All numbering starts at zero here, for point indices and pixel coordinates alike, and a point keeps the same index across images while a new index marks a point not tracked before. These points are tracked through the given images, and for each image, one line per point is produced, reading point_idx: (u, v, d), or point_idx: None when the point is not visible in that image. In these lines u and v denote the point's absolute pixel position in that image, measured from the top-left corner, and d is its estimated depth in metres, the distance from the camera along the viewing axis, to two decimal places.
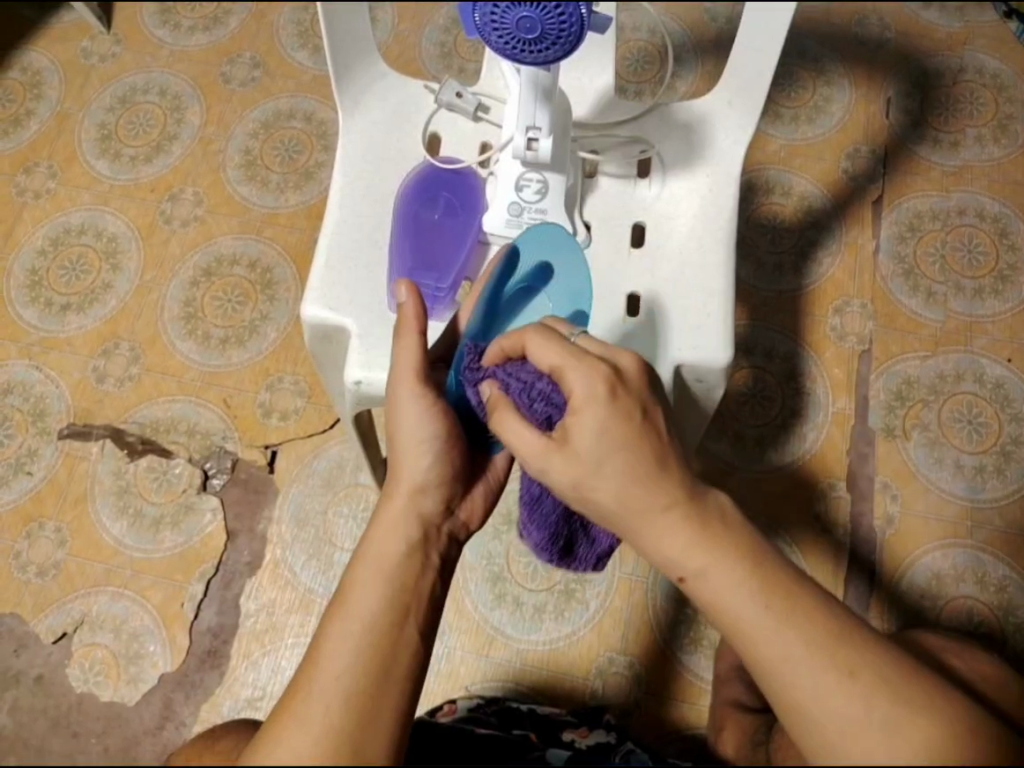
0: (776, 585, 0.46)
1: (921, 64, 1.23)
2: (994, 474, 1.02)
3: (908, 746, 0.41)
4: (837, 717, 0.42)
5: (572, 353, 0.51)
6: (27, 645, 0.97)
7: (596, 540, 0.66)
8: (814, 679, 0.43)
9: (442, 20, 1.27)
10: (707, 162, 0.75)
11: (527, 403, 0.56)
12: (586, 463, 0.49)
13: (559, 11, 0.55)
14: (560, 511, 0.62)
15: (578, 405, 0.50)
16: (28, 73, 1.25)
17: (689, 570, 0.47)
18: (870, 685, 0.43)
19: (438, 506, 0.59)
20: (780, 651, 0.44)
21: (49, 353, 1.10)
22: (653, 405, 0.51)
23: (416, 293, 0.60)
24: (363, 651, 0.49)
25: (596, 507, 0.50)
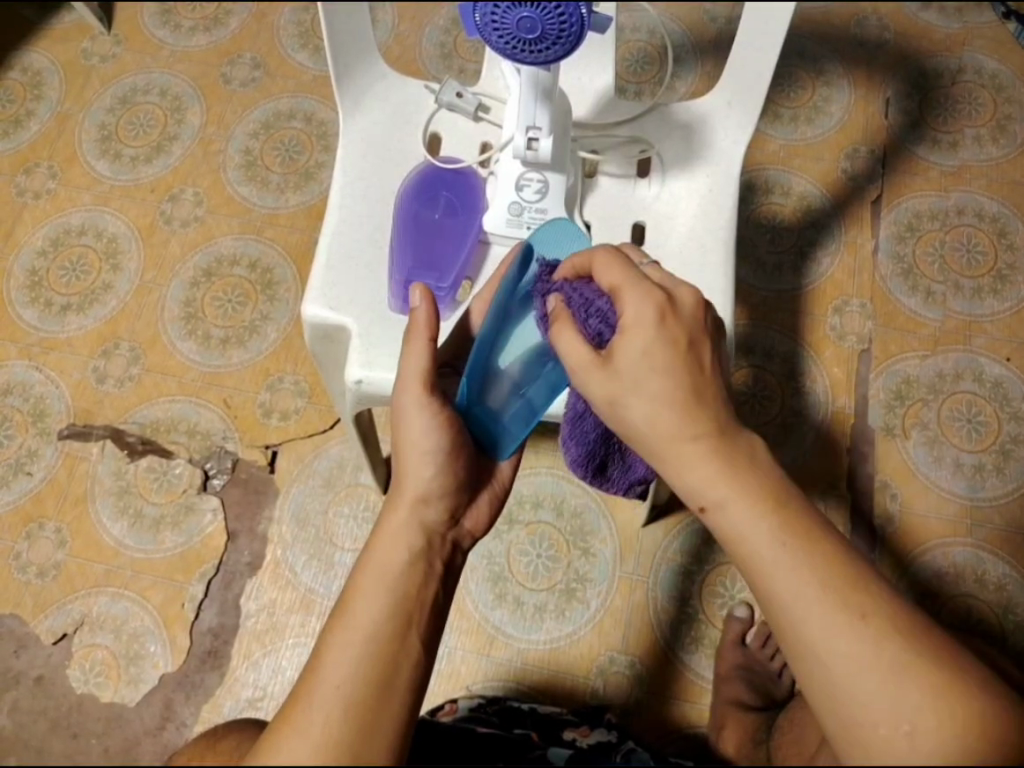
0: (793, 525, 0.47)
1: (920, 65, 1.23)
2: (993, 473, 1.02)
3: (916, 689, 0.41)
4: (843, 658, 0.42)
5: (633, 278, 0.53)
6: (27, 645, 0.97)
7: (632, 466, 0.66)
8: (822, 619, 0.43)
9: (441, 21, 1.27)
10: (707, 162, 0.75)
11: (582, 317, 0.55)
12: (627, 379, 0.51)
13: (559, 11, 0.55)
14: (601, 430, 0.63)
15: (627, 326, 0.51)
16: (28, 74, 1.25)
17: (710, 498, 0.48)
18: (880, 627, 0.43)
19: (442, 517, 0.59)
20: (791, 587, 0.45)
21: (48, 353, 1.10)
22: (701, 341, 0.52)
23: (429, 299, 0.61)
24: (364, 661, 0.48)
25: (626, 426, 0.52)
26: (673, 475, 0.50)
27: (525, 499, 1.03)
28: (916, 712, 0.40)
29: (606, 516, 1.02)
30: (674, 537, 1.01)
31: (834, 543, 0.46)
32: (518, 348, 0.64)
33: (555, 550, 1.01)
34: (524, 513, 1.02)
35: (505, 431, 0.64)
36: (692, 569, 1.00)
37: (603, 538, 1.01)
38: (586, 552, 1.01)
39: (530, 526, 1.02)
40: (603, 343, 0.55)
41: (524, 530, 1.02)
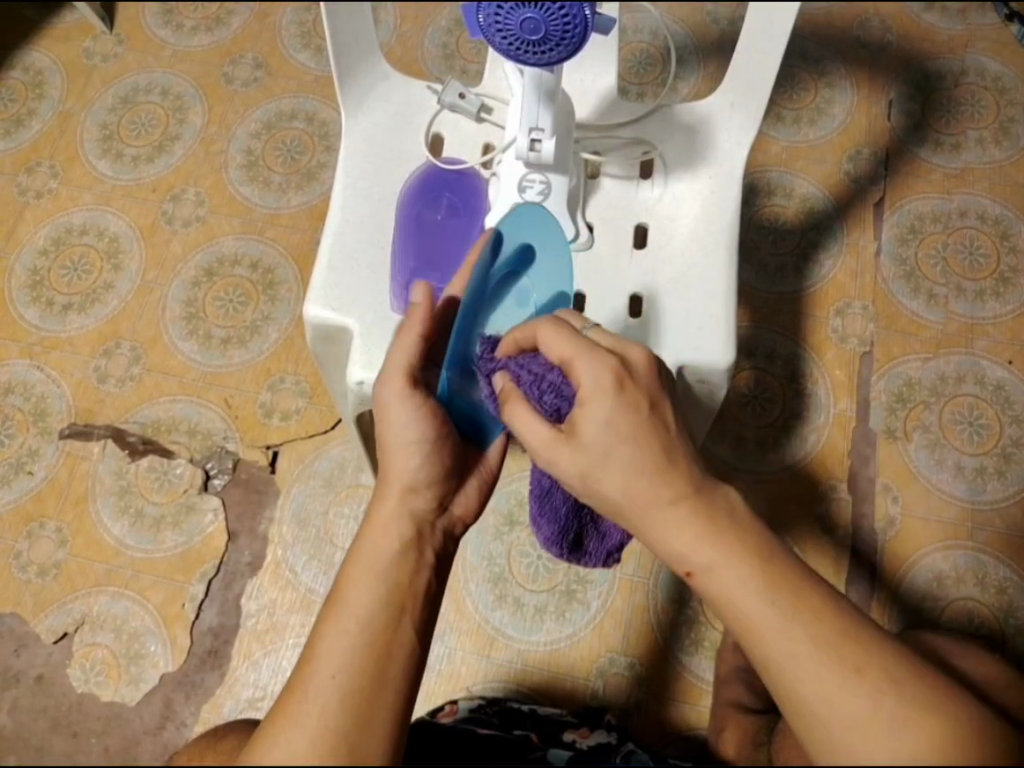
0: (782, 585, 0.47)
1: (923, 67, 1.23)
2: (995, 476, 1.02)
3: (917, 741, 0.41)
4: (844, 715, 0.42)
5: (584, 344, 0.52)
6: (27, 644, 0.97)
7: (607, 534, 0.67)
8: (820, 675, 0.44)
9: (444, 21, 1.27)
10: (710, 164, 0.75)
11: (537, 395, 0.56)
12: (592, 456, 0.50)
13: (563, 11, 0.55)
14: (570, 504, 0.64)
15: (586, 397, 0.51)
16: (30, 73, 1.25)
17: (697, 565, 0.48)
18: (877, 682, 0.43)
19: (431, 505, 0.59)
20: (785, 649, 0.45)
21: (50, 352, 1.10)
22: (661, 399, 0.51)
23: (430, 299, 0.60)
24: (359, 650, 0.49)
25: (604, 499, 0.51)
26: (656, 537, 0.50)
27: (525, 500, 1.03)
28: (918, 763, 0.41)
29: None
30: None
31: (825, 599, 0.47)
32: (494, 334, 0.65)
33: None
34: (524, 514, 1.02)
35: (489, 420, 0.65)
36: None
37: None
38: None
39: (531, 528, 1.02)
40: (561, 417, 0.57)
41: (525, 531, 1.02)
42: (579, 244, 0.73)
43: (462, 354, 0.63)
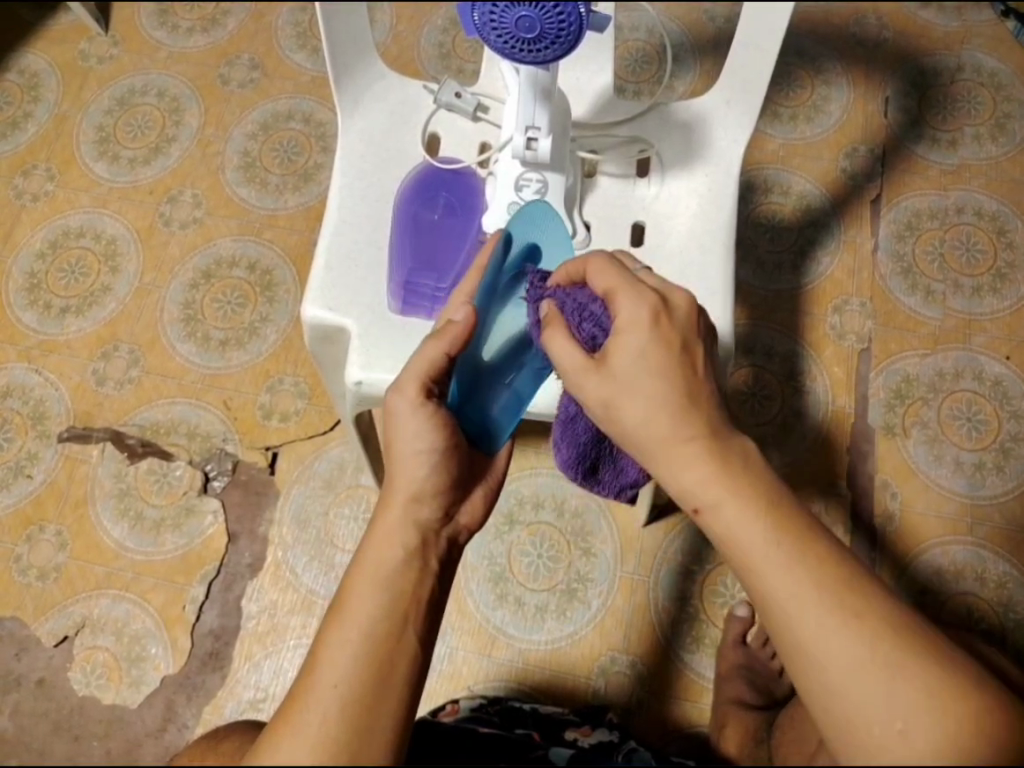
0: (787, 526, 0.47)
1: (918, 63, 1.23)
2: (994, 471, 1.02)
3: (909, 689, 0.42)
4: (838, 656, 0.43)
5: (630, 280, 0.53)
6: (28, 648, 0.97)
7: (624, 468, 0.66)
8: (816, 615, 0.44)
9: (440, 22, 1.27)
10: (706, 162, 0.75)
11: (576, 322, 0.55)
12: (621, 381, 0.51)
13: (558, 10, 0.55)
14: (592, 433, 0.62)
15: (623, 327, 0.52)
16: (26, 76, 1.25)
17: (705, 501, 0.49)
18: (875, 627, 0.43)
19: (436, 515, 0.59)
20: (786, 586, 0.45)
21: (48, 355, 1.10)
22: (695, 343, 0.52)
23: (472, 321, 0.59)
24: (361, 661, 0.49)
25: (622, 430, 0.52)
26: (669, 476, 0.51)
27: (525, 499, 1.03)
28: (909, 708, 0.41)
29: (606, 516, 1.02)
30: (674, 536, 1.01)
31: (830, 549, 0.47)
32: (497, 339, 0.65)
33: (556, 550, 1.01)
34: (524, 512, 1.02)
35: (495, 427, 0.65)
36: (692, 568, 1.00)
37: (603, 538, 1.01)
38: (586, 552, 1.01)
39: (531, 527, 1.02)
40: (596, 348, 0.55)
41: (525, 530, 1.02)
42: (577, 242, 0.74)
43: (473, 364, 0.64)
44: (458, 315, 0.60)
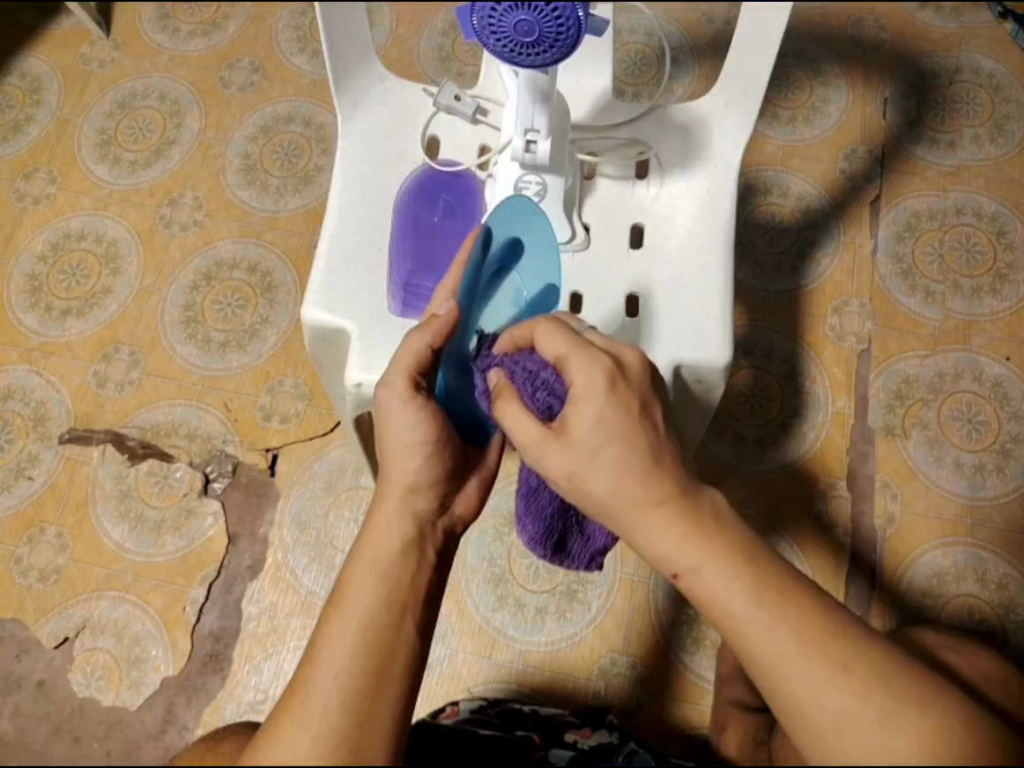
0: (767, 585, 0.46)
1: (917, 65, 1.23)
2: (994, 472, 1.02)
3: (904, 738, 0.42)
4: (833, 710, 0.43)
5: (580, 343, 0.53)
6: (28, 650, 0.97)
7: (592, 537, 0.67)
8: (805, 673, 0.44)
9: (440, 24, 1.27)
10: (705, 164, 0.75)
11: (530, 391, 0.56)
12: (582, 456, 0.51)
13: (556, 13, 0.55)
14: (557, 504, 0.64)
15: (578, 395, 0.51)
16: (28, 79, 1.25)
17: (683, 565, 0.48)
18: (863, 679, 0.43)
19: (432, 506, 0.59)
20: (773, 647, 0.45)
21: (49, 357, 1.10)
22: (652, 401, 0.52)
23: (455, 315, 0.61)
24: (362, 651, 0.49)
25: (591, 498, 0.51)
26: (643, 543, 0.50)
27: None
28: (907, 760, 0.41)
29: None
30: None
31: (810, 600, 0.46)
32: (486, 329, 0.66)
33: None
34: None
35: (485, 417, 0.66)
36: None
37: None
38: None
39: None
40: (553, 415, 0.56)
41: None
42: (576, 243, 0.74)
43: (460, 356, 0.64)
44: (443, 310, 0.61)
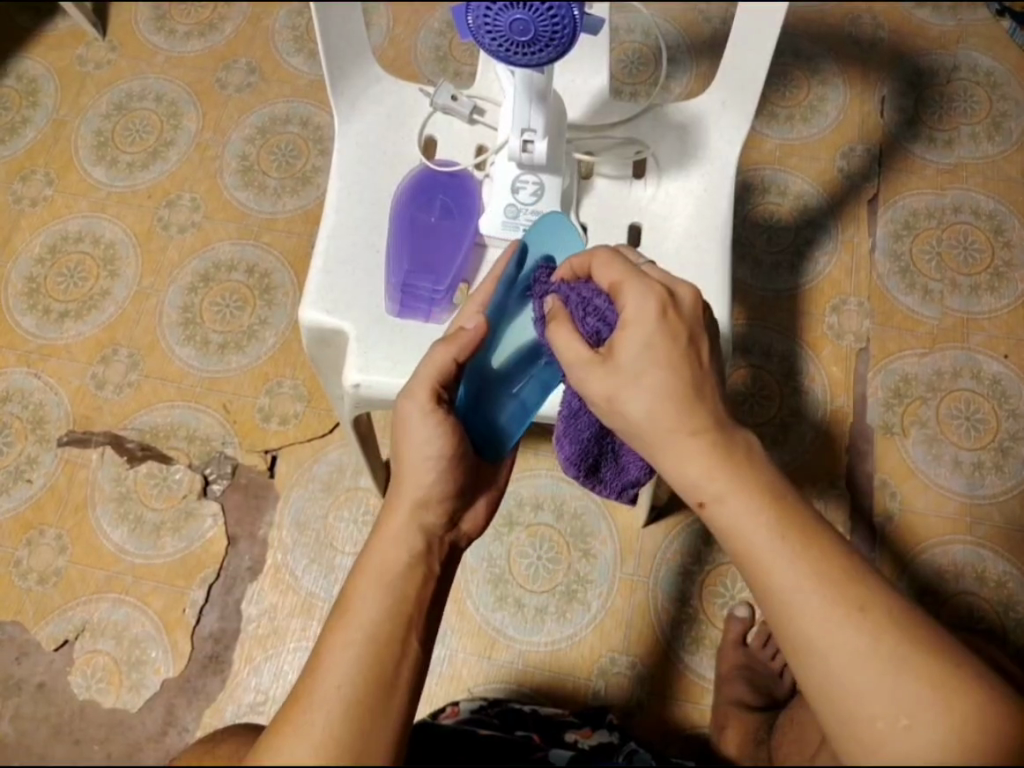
0: (790, 523, 0.47)
1: (915, 63, 1.23)
2: (993, 470, 1.02)
3: (914, 681, 0.41)
4: (843, 649, 0.43)
5: (636, 273, 0.54)
6: (28, 653, 0.97)
7: (625, 466, 0.65)
8: (820, 610, 0.44)
9: (437, 25, 1.27)
10: (702, 164, 0.75)
11: (581, 316, 0.56)
12: (626, 376, 0.52)
13: (551, 13, 0.55)
14: (595, 428, 0.62)
15: (628, 321, 0.52)
16: (25, 81, 1.25)
17: (709, 493, 0.49)
18: (879, 622, 0.43)
19: (441, 521, 0.59)
20: (790, 581, 0.45)
21: (47, 360, 1.10)
22: (700, 335, 0.53)
23: (482, 329, 0.61)
24: (365, 663, 0.48)
25: (627, 421, 0.52)
26: (670, 466, 0.51)
27: (525, 501, 1.03)
28: (915, 702, 0.41)
29: (606, 516, 1.02)
30: (674, 537, 1.01)
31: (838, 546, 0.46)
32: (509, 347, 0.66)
33: (555, 551, 1.01)
34: (523, 514, 1.02)
35: (502, 434, 0.65)
36: (692, 569, 1.00)
37: (603, 539, 1.01)
38: (586, 554, 1.01)
39: (531, 528, 1.02)
40: (601, 342, 0.56)
41: (524, 532, 1.02)
42: None
43: (482, 372, 0.65)
44: (469, 324, 0.62)
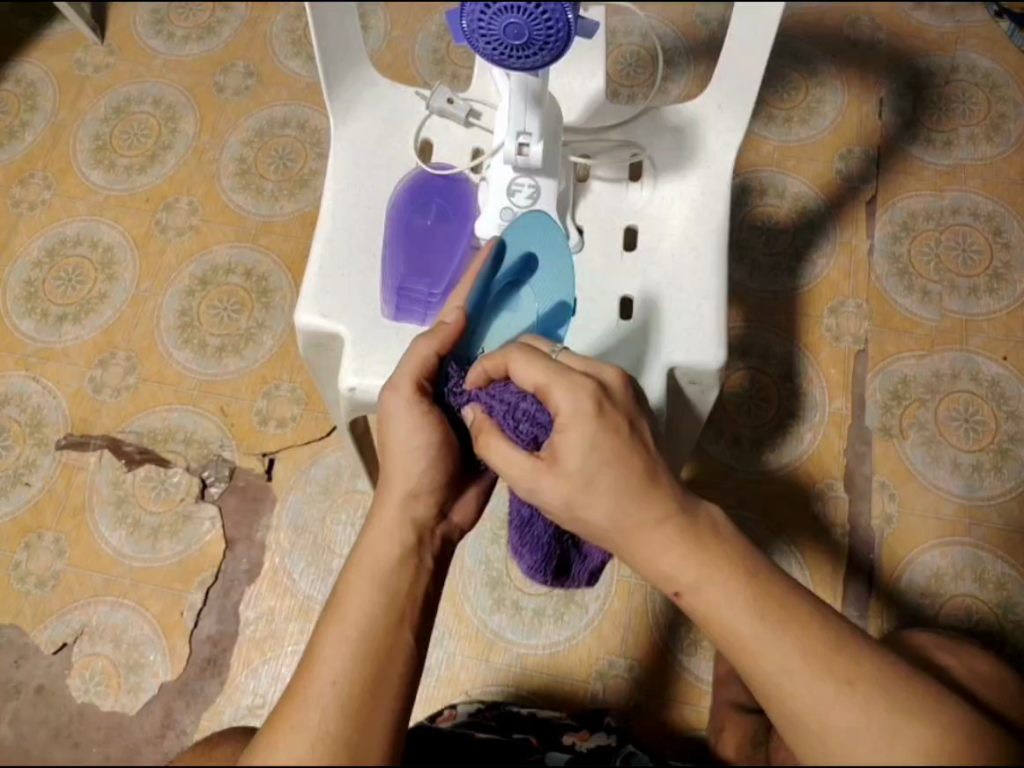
0: (769, 601, 0.47)
1: (914, 64, 1.23)
2: (992, 472, 1.02)
3: (908, 751, 0.41)
4: (836, 724, 0.42)
5: (558, 371, 0.52)
6: (27, 656, 0.97)
7: (588, 556, 0.69)
8: (811, 687, 0.44)
9: (434, 27, 1.27)
10: (698, 167, 0.75)
11: (512, 425, 0.56)
12: (573, 485, 0.50)
13: (546, 15, 0.55)
14: (551, 532, 0.63)
15: (565, 424, 0.51)
16: (23, 85, 1.25)
17: (684, 584, 0.48)
18: (869, 692, 0.43)
19: (431, 512, 0.58)
20: (777, 662, 0.45)
21: (46, 363, 1.10)
22: (640, 419, 0.52)
23: (461, 324, 0.62)
24: (360, 658, 0.48)
25: (592, 525, 0.51)
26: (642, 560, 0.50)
27: None
28: None
29: None
30: None
31: (820, 619, 0.46)
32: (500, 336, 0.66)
33: None
34: None
35: None
36: None
37: None
38: None
39: None
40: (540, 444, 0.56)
41: None
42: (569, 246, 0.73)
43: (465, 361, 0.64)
44: (448, 319, 0.62)
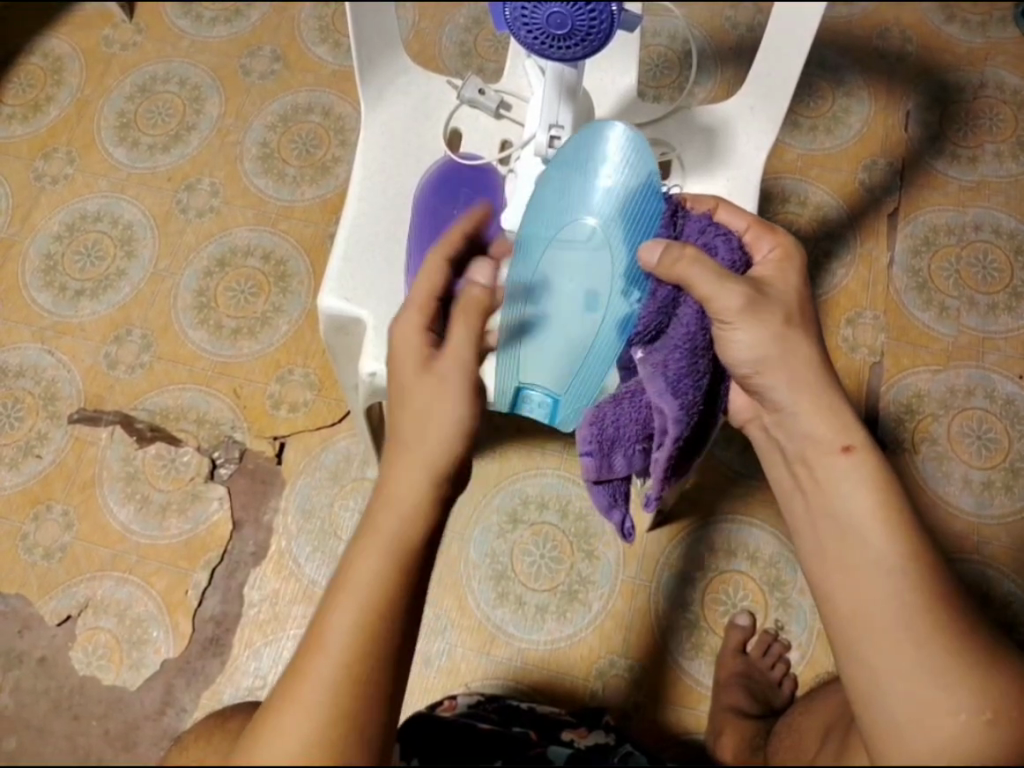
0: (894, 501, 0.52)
1: (942, 78, 1.23)
2: (1002, 491, 1.02)
3: (993, 687, 0.46)
4: (933, 637, 0.46)
5: (766, 224, 0.62)
6: (31, 626, 0.97)
7: (685, 460, 0.64)
8: (913, 595, 0.47)
9: (462, 20, 1.27)
10: (728, 167, 0.75)
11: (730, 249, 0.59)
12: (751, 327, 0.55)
13: (590, 8, 0.56)
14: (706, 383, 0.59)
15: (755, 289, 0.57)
16: (50, 59, 1.25)
17: (856, 439, 0.55)
18: (964, 621, 0.47)
19: (450, 486, 0.53)
20: (884, 552, 0.49)
21: (62, 337, 1.10)
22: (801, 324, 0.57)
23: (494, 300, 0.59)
24: (357, 634, 0.45)
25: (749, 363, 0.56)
26: (795, 425, 0.57)
27: (529, 499, 1.03)
28: (994, 704, 0.45)
29: None
30: (678, 543, 1.01)
31: (931, 548, 0.50)
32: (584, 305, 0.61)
33: (558, 551, 1.01)
34: (528, 512, 1.02)
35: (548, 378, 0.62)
36: (692, 576, 1.00)
37: (607, 541, 1.01)
38: (590, 555, 1.00)
39: (535, 527, 1.02)
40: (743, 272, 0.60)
41: (528, 530, 1.02)
42: None
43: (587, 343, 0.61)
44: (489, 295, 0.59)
